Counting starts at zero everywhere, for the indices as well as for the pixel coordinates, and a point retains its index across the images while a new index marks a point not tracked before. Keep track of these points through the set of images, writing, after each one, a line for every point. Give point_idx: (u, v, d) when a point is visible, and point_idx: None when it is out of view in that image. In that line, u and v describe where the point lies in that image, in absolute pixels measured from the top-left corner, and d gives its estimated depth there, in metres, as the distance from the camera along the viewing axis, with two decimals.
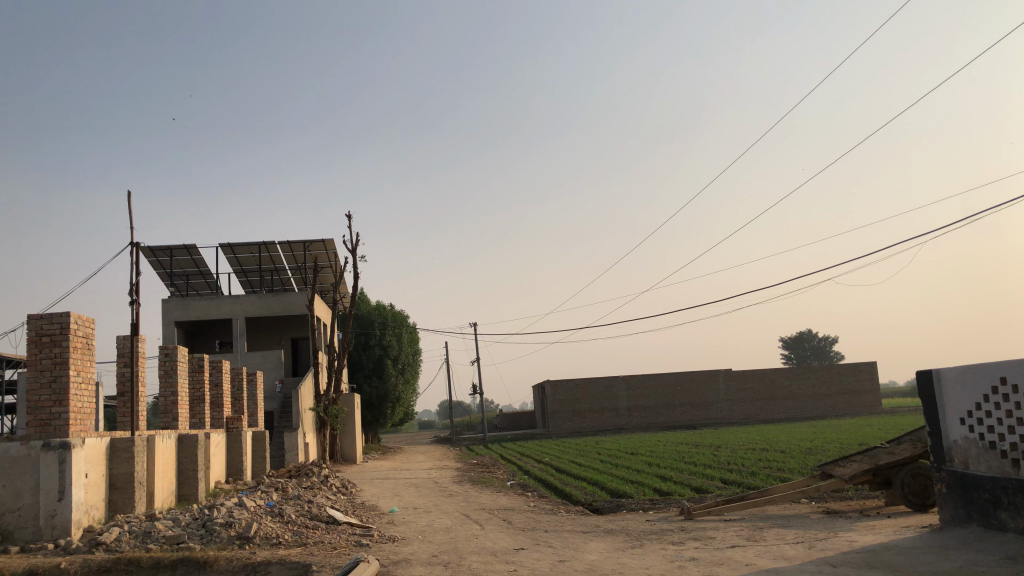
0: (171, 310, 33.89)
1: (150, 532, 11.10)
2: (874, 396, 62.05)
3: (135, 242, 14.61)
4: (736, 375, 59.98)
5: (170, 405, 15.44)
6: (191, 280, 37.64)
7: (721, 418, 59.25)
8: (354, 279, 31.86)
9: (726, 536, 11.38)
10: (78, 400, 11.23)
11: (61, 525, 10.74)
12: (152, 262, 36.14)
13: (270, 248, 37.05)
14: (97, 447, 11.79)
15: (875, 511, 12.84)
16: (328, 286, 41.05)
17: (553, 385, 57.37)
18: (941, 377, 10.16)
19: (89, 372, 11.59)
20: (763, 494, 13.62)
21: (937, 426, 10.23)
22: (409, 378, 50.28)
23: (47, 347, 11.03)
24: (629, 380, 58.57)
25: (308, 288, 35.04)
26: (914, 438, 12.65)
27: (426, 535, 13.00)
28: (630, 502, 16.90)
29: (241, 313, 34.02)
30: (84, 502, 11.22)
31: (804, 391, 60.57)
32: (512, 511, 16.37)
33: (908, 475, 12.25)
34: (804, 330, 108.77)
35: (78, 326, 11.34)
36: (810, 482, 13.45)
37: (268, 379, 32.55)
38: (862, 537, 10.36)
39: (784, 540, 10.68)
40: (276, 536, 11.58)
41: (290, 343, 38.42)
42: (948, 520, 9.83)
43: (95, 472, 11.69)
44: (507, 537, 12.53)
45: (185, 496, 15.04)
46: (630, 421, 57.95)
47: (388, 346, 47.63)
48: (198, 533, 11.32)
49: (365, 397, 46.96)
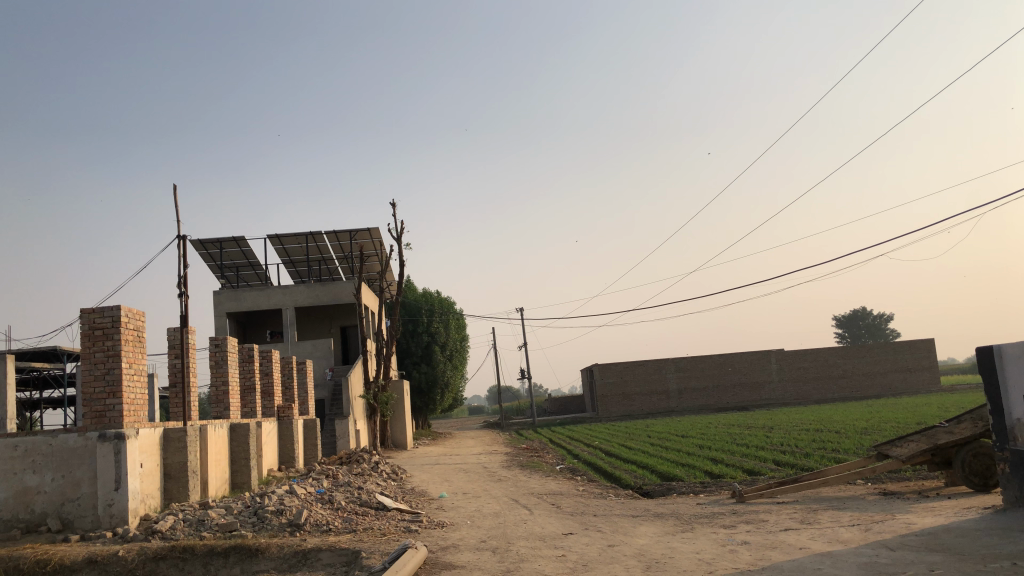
0: (223, 301, 34.47)
1: (203, 520, 11.29)
2: (932, 373, 60.41)
3: (182, 235, 14.79)
4: (788, 355, 58.95)
5: (222, 395, 15.66)
6: (241, 271, 38.25)
7: (773, 398, 58.36)
8: (400, 266, 32.03)
9: (779, 519, 11.15)
10: (131, 392, 11.43)
11: (118, 514, 10.94)
12: (203, 254, 36.81)
13: (317, 238, 37.43)
14: (151, 437, 12.01)
15: (934, 492, 12.46)
16: (374, 274, 41.37)
17: (601, 369, 57.13)
18: (1002, 354, 9.78)
19: (141, 364, 11.80)
20: (817, 476, 13.34)
21: (999, 404, 9.85)
22: (458, 364, 50.55)
23: (100, 340, 11.25)
24: (678, 362, 58.00)
25: (355, 276, 35.33)
26: (976, 416, 12.23)
27: (475, 520, 13.00)
28: (681, 485, 16.71)
29: (291, 302, 34.46)
30: (139, 492, 11.45)
31: (859, 369, 59.32)
32: (561, 495, 16.30)
33: (970, 455, 11.86)
34: (857, 308, 106.57)
35: (129, 319, 11.53)
36: (866, 463, 13.10)
37: (318, 367, 32.96)
38: (921, 519, 10.06)
39: (840, 522, 10.41)
40: (326, 523, 11.68)
41: (339, 332, 38.83)
42: (1011, 500, 9.48)
43: (150, 462, 11.94)
44: (556, 522, 12.46)
45: (238, 484, 15.29)
46: (680, 403, 57.44)
47: (436, 333, 47.89)
48: (250, 521, 11.47)
49: (414, 384, 47.32)
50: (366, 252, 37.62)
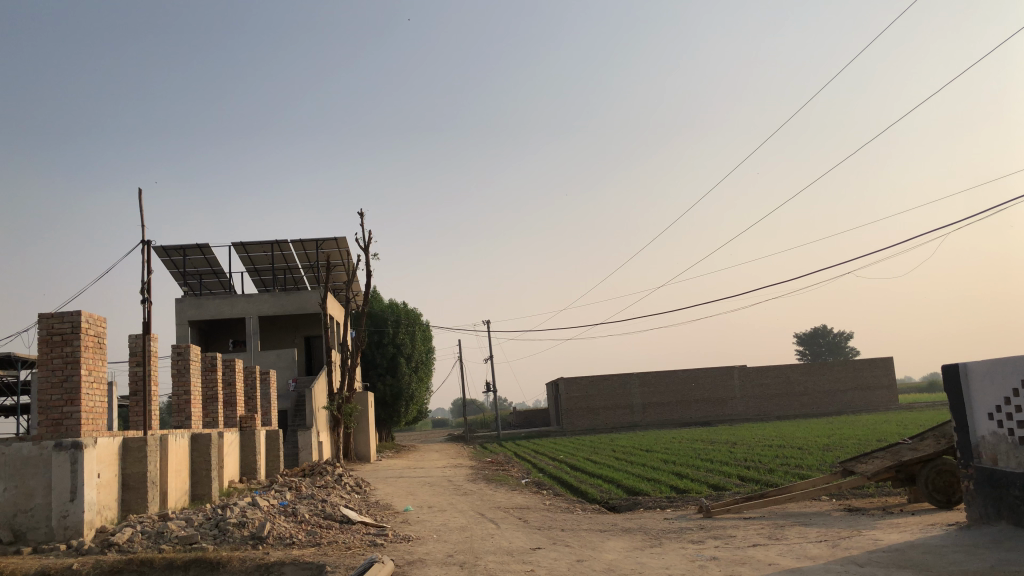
0: (185, 309, 33.90)
1: (162, 533, 10.98)
2: (891, 392, 61.43)
3: (146, 240, 14.48)
4: (751, 371, 59.55)
5: (184, 404, 15.32)
6: (204, 279, 37.65)
7: (736, 414, 58.84)
8: (367, 276, 31.79)
9: (747, 535, 11.16)
10: (90, 400, 11.13)
11: (73, 526, 10.61)
12: (166, 261, 36.20)
13: (282, 247, 37.04)
14: (109, 447, 11.70)
15: (898, 508, 12.58)
16: (340, 284, 41.04)
17: (566, 382, 57.17)
18: (967, 372, 9.91)
19: (100, 371, 11.50)
20: (783, 492, 13.41)
21: (964, 421, 9.97)
22: (423, 376, 50.25)
23: (58, 347, 10.93)
24: (643, 377, 58.26)
25: (321, 286, 34.97)
26: (939, 433, 12.41)
27: (441, 534, 12.84)
28: (647, 500, 16.70)
29: (254, 311, 33.96)
30: (96, 503, 11.12)
31: (820, 386, 60.11)
32: (527, 510, 16.19)
33: (933, 472, 11.97)
34: (818, 326, 108.18)
35: (89, 325, 11.24)
36: (831, 479, 13.18)
37: (282, 378, 32.50)
38: (888, 535, 10.14)
39: (807, 538, 10.44)
40: (290, 536, 11.45)
41: (303, 342, 38.40)
42: (975, 517, 9.59)
43: (108, 472, 11.61)
44: (523, 537, 12.36)
45: (199, 496, 14.96)
46: (645, 417, 57.65)
47: (402, 344, 47.58)
48: (211, 534, 11.19)
49: (379, 396, 46.89)
50: (332, 261, 37.31)
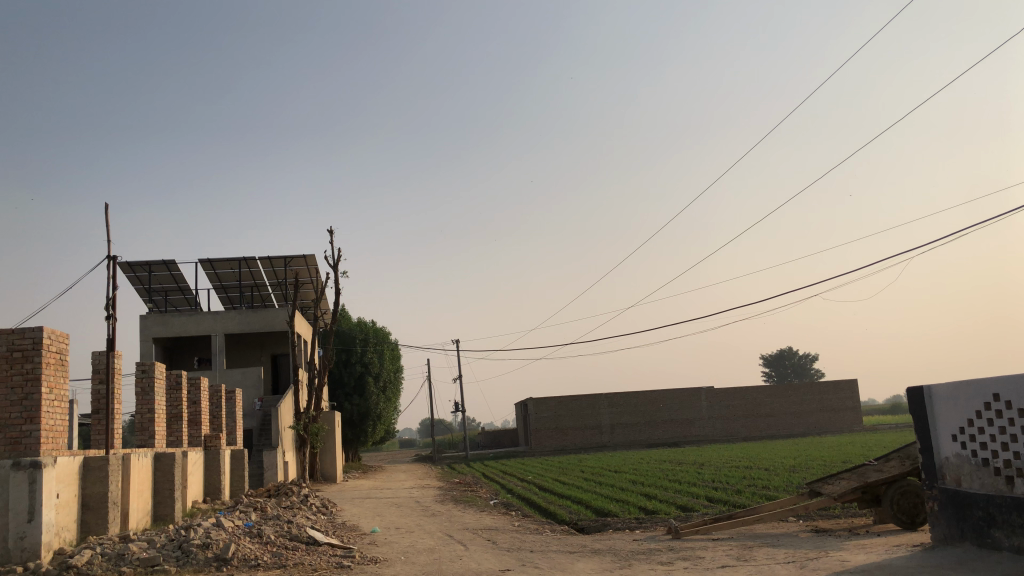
0: (150, 326, 33.39)
1: (123, 555, 10.71)
2: (855, 414, 62.17)
3: (112, 256, 14.23)
4: (718, 393, 59.95)
5: (147, 422, 15.05)
6: (170, 296, 37.14)
7: (704, 435, 59.14)
8: (337, 294, 31.59)
9: (715, 556, 11.18)
10: (51, 418, 10.89)
11: (30, 548, 10.32)
12: (130, 277, 35.69)
13: (250, 263, 36.72)
14: (69, 466, 11.44)
15: (864, 529, 12.69)
16: (309, 302, 40.72)
17: (535, 403, 57.08)
18: (932, 394, 10.06)
19: (62, 389, 11.27)
20: (751, 513, 13.47)
21: (928, 441, 10.11)
22: (391, 395, 49.89)
23: (18, 363, 10.69)
24: (612, 398, 58.37)
25: (289, 304, 34.63)
26: (904, 454, 12.58)
27: (409, 556, 12.70)
28: (616, 521, 16.67)
29: (221, 329, 33.52)
30: (54, 524, 10.84)
31: (786, 408, 60.67)
32: (496, 531, 16.11)
33: (898, 493, 12.13)
34: (784, 348, 109.30)
35: (51, 340, 11.02)
36: (798, 501, 13.25)
37: (247, 397, 32.06)
38: (854, 556, 10.22)
39: (776, 559, 10.49)
40: (255, 557, 11.27)
41: (269, 360, 37.98)
42: (939, 538, 9.71)
43: (68, 492, 11.35)
44: (492, 558, 12.27)
45: (162, 516, 14.66)
46: (613, 438, 57.73)
47: (370, 363, 47.24)
48: (174, 555, 10.94)
49: (346, 415, 46.39)
50: (300, 279, 37.02)
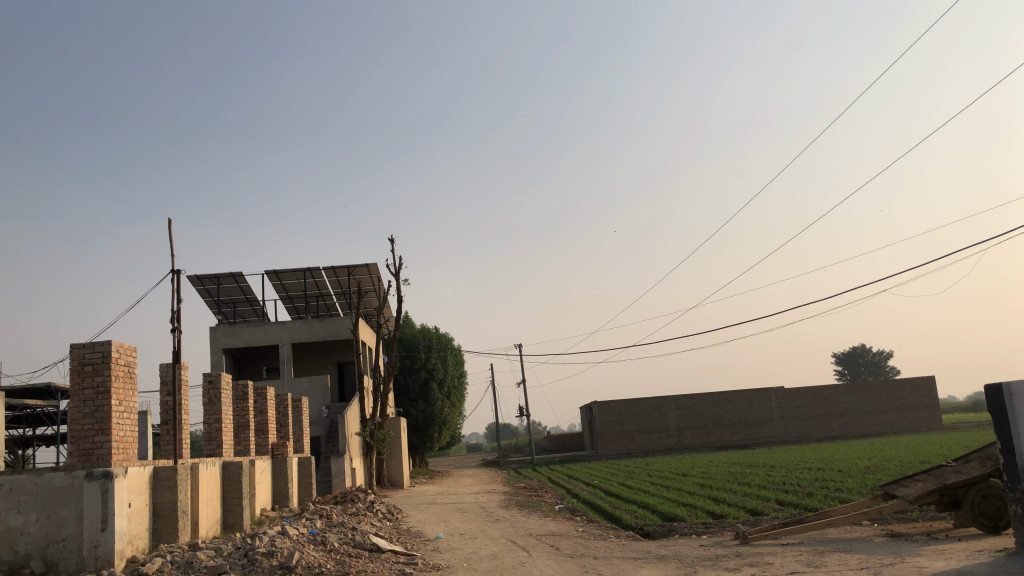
0: (220, 337, 34.19)
1: (191, 562, 10.91)
2: (934, 412, 59.96)
3: (177, 270, 14.57)
4: (789, 393, 58.59)
5: (214, 432, 15.33)
6: (238, 307, 38.02)
7: (774, 436, 57.84)
8: (399, 301, 31.90)
9: (784, 562, 10.82)
10: (121, 429, 11.17)
11: (104, 556, 10.57)
12: (200, 290, 36.68)
13: (315, 274, 37.36)
14: (140, 476, 11.75)
15: (943, 534, 12.16)
16: (372, 310, 41.25)
17: (600, 406, 56.64)
18: (1012, 392, 9.55)
19: (131, 401, 11.56)
20: (822, 517, 13.03)
21: (1010, 442, 9.60)
22: (455, 401, 50.18)
23: (89, 376, 11.01)
24: (679, 400, 57.59)
25: (353, 312, 35.08)
26: (984, 455, 12.00)
27: (471, 562, 12.65)
28: (683, 526, 16.35)
29: (287, 338, 34.16)
30: (126, 532, 11.12)
31: (860, 407, 58.94)
32: (560, 536, 15.97)
33: (980, 495, 11.57)
34: (856, 346, 106.33)
35: (120, 354, 11.32)
36: (872, 504, 12.78)
37: (314, 405, 32.58)
38: (932, 562, 9.75)
39: (848, 565, 10.10)
40: (319, 565, 11.37)
41: (336, 368, 38.57)
42: None
43: (139, 501, 11.63)
44: (553, 565, 12.16)
45: (231, 524, 14.94)
46: (681, 441, 56.90)
47: (434, 369, 47.60)
48: (240, 563, 11.09)
49: (411, 421, 46.80)
50: (363, 287, 37.53)
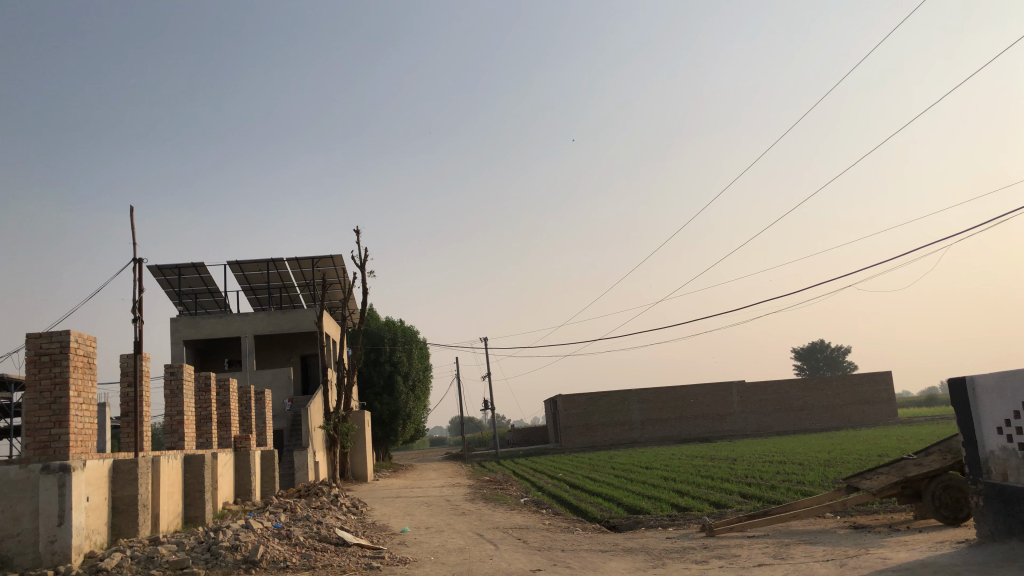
0: (181, 328, 33.57)
1: (152, 558, 10.67)
2: (890, 406, 61.17)
3: (138, 259, 14.22)
4: (750, 387, 59.32)
5: (176, 424, 15.01)
6: (200, 298, 37.38)
7: (736, 430, 58.55)
8: (364, 293, 31.62)
9: (751, 554, 10.89)
10: (79, 422, 10.89)
11: (61, 552, 10.31)
12: (161, 280, 36.02)
13: (278, 265, 36.88)
14: (99, 469, 11.47)
15: (905, 525, 12.33)
16: (336, 302, 40.88)
17: (565, 400, 56.79)
18: (975, 386, 9.71)
19: (90, 392, 11.27)
20: (787, 509, 13.17)
21: (972, 435, 9.76)
22: (420, 394, 49.98)
23: (46, 367, 10.69)
24: (642, 394, 57.99)
25: (317, 304, 34.70)
26: (945, 448, 12.23)
27: (439, 556, 12.55)
28: (649, 519, 16.42)
29: (250, 330, 33.68)
30: (84, 527, 10.85)
31: (820, 401, 59.91)
32: (527, 529, 15.95)
33: (940, 487, 11.74)
34: (816, 341, 108.06)
35: (79, 344, 11.03)
36: (836, 496, 12.91)
37: (277, 398, 32.19)
38: (896, 553, 9.88)
39: (814, 557, 10.17)
40: (283, 559, 11.21)
41: (299, 360, 38.18)
42: (986, 535, 9.36)
43: (98, 495, 11.36)
44: (522, 557, 12.09)
45: (192, 518, 14.66)
46: (644, 434, 57.32)
47: (399, 362, 47.34)
48: (203, 558, 10.88)
49: (376, 415, 46.51)
50: (328, 279, 37.16)
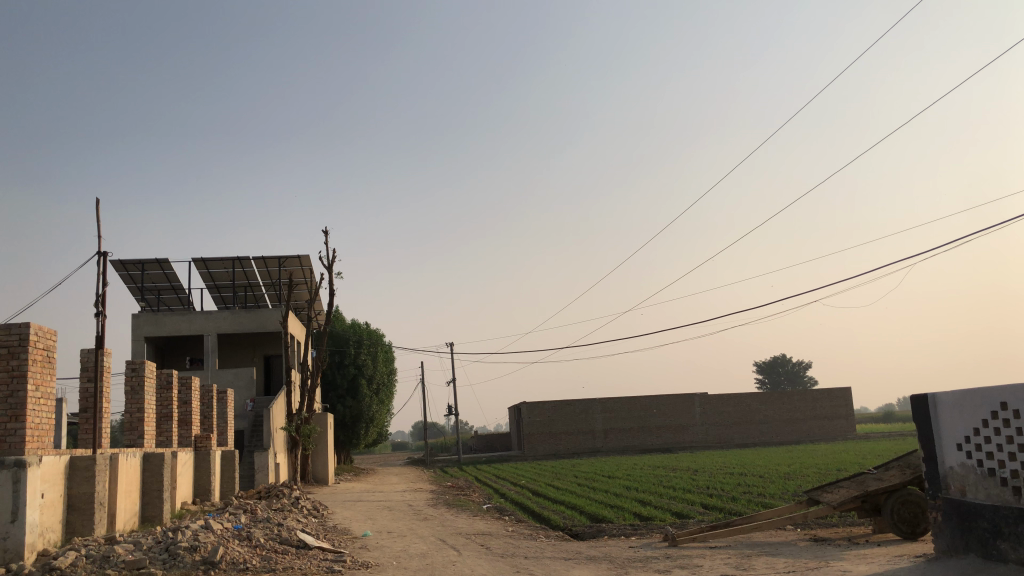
0: (142, 325, 33.01)
1: (109, 557, 10.45)
2: (848, 422, 62.04)
3: (103, 252, 13.96)
4: (712, 399, 59.84)
5: (136, 422, 14.73)
6: (163, 295, 36.80)
7: (697, 441, 58.99)
8: (331, 294, 31.36)
9: (714, 564, 10.97)
10: (36, 416, 10.64)
11: (13, 549, 10.02)
12: (123, 275, 35.41)
13: (244, 263, 36.46)
14: (55, 466, 11.21)
15: (863, 539, 12.50)
16: (302, 303, 40.49)
17: (529, 407, 56.79)
18: (937, 402, 9.87)
19: (49, 387, 11.03)
20: (749, 520, 13.28)
21: (933, 451, 9.92)
22: (384, 398, 49.67)
23: (4, 360, 10.45)
24: (606, 403, 58.20)
25: (283, 304, 34.32)
26: (904, 464, 12.42)
27: (401, 561, 12.45)
28: (611, 528, 16.45)
29: (213, 329, 33.20)
30: (38, 524, 10.59)
31: (780, 415, 60.61)
32: (489, 536, 15.90)
33: (898, 502, 11.94)
34: (778, 355, 109.36)
35: (38, 337, 10.78)
36: (797, 509, 13.03)
37: (239, 398, 31.75)
38: (856, 566, 10.00)
39: (776, 569, 10.26)
40: (243, 561, 11.06)
41: (262, 361, 37.75)
42: (942, 549, 9.53)
43: (52, 492, 11.09)
44: (485, 564, 12.04)
45: (149, 517, 14.40)
46: (606, 443, 57.51)
47: (363, 365, 47.00)
48: (160, 558, 10.69)
49: (338, 417, 46.12)
50: (294, 279, 36.82)
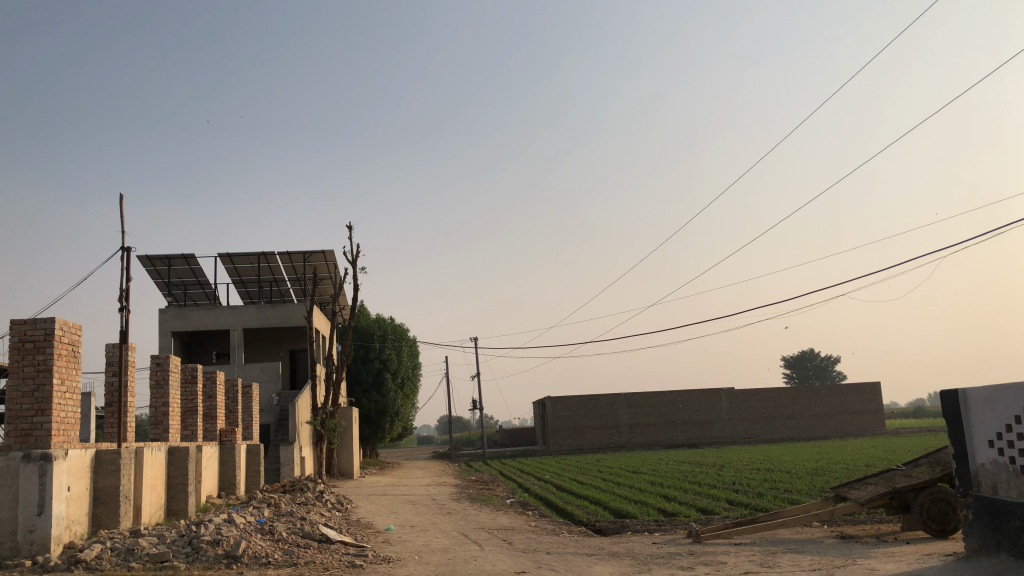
0: (169, 320, 33.34)
1: (133, 550, 10.54)
2: (878, 417, 61.24)
3: (126, 247, 14.04)
4: (739, 394, 59.35)
5: (161, 416, 14.85)
6: (189, 290, 37.13)
7: (724, 436, 58.55)
8: (355, 289, 31.42)
9: (738, 561, 10.82)
10: (62, 410, 10.74)
11: (40, 541, 10.14)
12: (150, 271, 35.76)
13: (269, 258, 36.70)
14: (81, 459, 11.32)
15: (891, 536, 12.29)
16: (327, 297, 40.70)
17: (553, 402, 56.66)
18: (967, 398, 9.65)
19: (74, 381, 11.12)
20: (775, 517, 13.09)
21: (963, 449, 9.69)
22: (409, 392, 49.84)
23: (30, 354, 10.53)
24: (631, 398, 57.96)
25: (307, 299, 34.48)
26: (933, 460, 12.19)
27: (422, 555, 12.42)
28: (635, 523, 16.33)
29: (239, 323, 33.46)
30: (64, 517, 10.70)
31: (808, 410, 59.99)
32: (512, 531, 15.85)
33: (928, 499, 11.73)
34: (806, 350, 108.31)
35: (63, 332, 10.87)
36: (823, 505, 12.81)
37: (264, 392, 31.98)
38: (882, 564, 9.83)
39: (801, 566, 10.09)
40: (266, 554, 11.08)
41: (287, 355, 38.01)
42: (972, 548, 9.31)
43: (78, 485, 11.19)
44: (507, 559, 11.99)
45: (174, 511, 14.51)
46: (631, 438, 57.29)
47: (388, 360, 47.14)
48: (183, 551, 10.76)
49: (363, 411, 46.34)
50: (319, 274, 37.00)
